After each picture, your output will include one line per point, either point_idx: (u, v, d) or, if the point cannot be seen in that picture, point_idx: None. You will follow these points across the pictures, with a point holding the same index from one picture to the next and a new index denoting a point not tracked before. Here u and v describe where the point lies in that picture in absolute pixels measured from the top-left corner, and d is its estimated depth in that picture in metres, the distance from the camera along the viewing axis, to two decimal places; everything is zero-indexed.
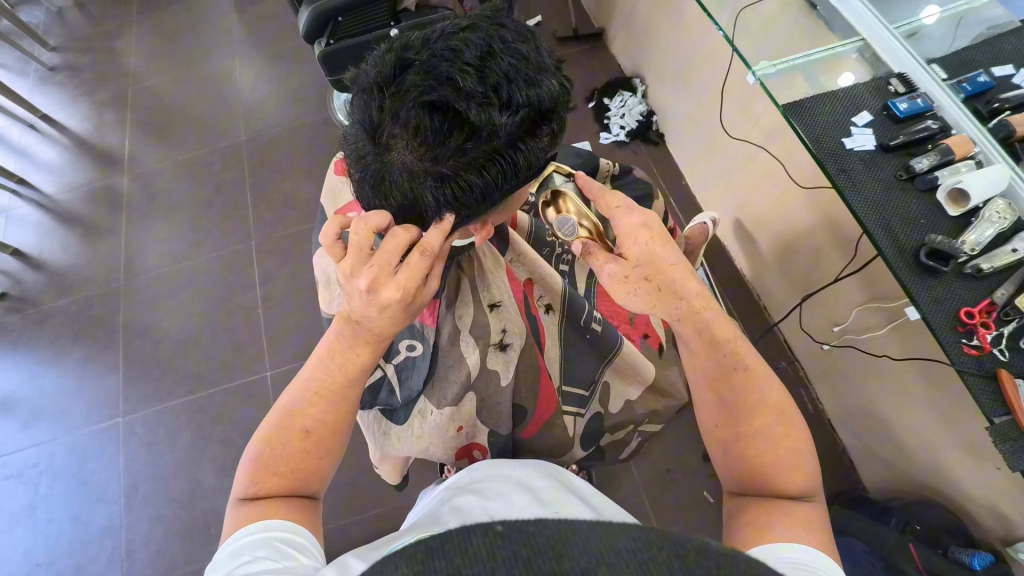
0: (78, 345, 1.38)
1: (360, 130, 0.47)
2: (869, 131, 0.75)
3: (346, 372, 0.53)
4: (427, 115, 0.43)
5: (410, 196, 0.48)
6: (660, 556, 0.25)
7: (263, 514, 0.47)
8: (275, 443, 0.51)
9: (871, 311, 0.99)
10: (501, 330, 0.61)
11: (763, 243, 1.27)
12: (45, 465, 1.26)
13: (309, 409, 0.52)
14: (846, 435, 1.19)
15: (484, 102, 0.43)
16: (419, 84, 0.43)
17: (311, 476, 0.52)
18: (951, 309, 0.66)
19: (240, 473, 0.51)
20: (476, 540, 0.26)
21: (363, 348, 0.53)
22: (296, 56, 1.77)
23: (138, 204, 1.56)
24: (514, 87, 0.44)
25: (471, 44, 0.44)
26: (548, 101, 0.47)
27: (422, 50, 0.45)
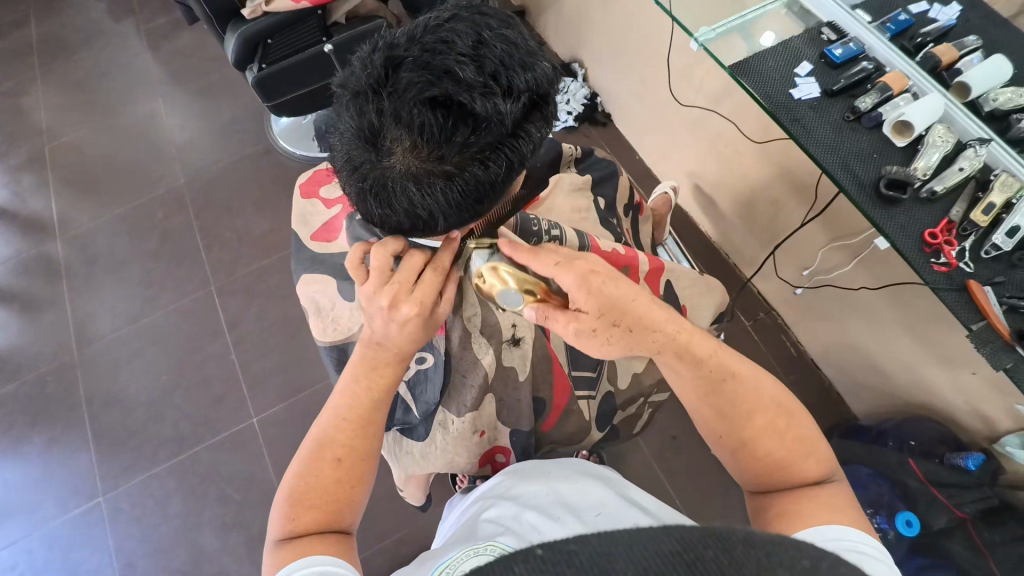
0: (38, 430, 1.27)
1: (352, 136, 0.45)
2: (812, 79, 0.78)
3: (374, 396, 0.52)
4: (431, 112, 0.41)
5: (415, 201, 0.46)
6: (705, 551, 0.24)
7: (305, 550, 0.44)
8: (306, 476, 0.48)
9: (836, 250, 1.04)
10: (512, 325, 0.59)
11: (723, 203, 1.31)
12: (22, 565, 1.16)
13: (336, 437, 0.50)
14: (830, 371, 1.25)
15: (487, 92, 0.42)
16: (416, 80, 0.41)
17: (347, 507, 0.49)
18: (916, 233, 0.71)
19: (273, 511, 0.48)
20: (519, 568, 0.23)
21: (385, 369, 0.52)
22: (224, 88, 1.69)
23: (78, 267, 1.45)
24: (513, 73, 0.44)
25: (461, 34, 0.43)
26: (544, 85, 0.47)
27: (410, 46, 0.43)
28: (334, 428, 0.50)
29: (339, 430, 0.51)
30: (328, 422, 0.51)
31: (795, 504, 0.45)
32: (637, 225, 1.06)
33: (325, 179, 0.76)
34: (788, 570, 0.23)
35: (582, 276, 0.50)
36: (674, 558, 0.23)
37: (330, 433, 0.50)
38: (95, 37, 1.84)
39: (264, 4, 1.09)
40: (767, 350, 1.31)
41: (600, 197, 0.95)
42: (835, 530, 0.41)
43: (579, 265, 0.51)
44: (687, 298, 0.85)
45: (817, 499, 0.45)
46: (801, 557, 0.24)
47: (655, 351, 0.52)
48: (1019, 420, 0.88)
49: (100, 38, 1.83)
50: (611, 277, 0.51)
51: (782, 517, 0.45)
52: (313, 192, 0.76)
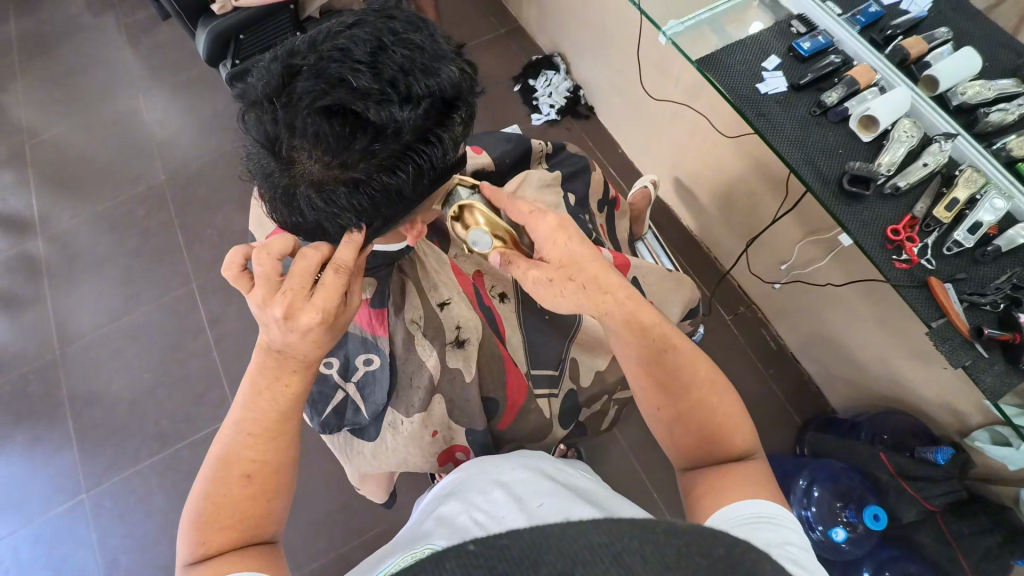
0: (22, 429, 1.28)
1: (259, 146, 0.46)
2: (780, 73, 0.77)
3: (277, 405, 0.50)
4: (325, 122, 0.42)
5: (322, 209, 0.46)
6: (631, 542, 0.24)
7: (222, 569, 0.44)
8: (215, 496, 0.47)
9: (813, 244, 1.04)
10: (455, 327, 0.59)
11: (703, 197, 1.30)
12: (8, 562, 1.17)
13: (244, 452, 0.49)
14: (809, 365, 1.25)
15: (384, 99, 0.42)
16: (310, 89, 0.42)
17: (263, 520, 0.49)
18: (879, 230, 0.70)
19: (181, 533, 0.47)
20: (450, 564, 0.23)
21: (292, 376, 0.50)
22: (205, 84, 1.68)
23: (59, 266, 1.45)
24: (411, 78, 0.43)
25: (359, 40, 0.43)
26: (451, 87, 0.46)
27: (309, 54, 0.44)
28: (239, 445, 0.49)
29: (247, 446, 0.49)
30: (229, 440, 0.49)
31: (720, 479, 0.47)
32: (612, 221, 1.05)
33: None
34: (707, 555, 0.24)
35: (550, 229, 0.54)
36: (601, 548, 0.23)
37: (237, 450, 0.49)
38: (73, 32, 1.82)
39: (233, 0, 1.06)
40: (747, 344, 1.31)
41: (570, 193, 0.94)
42: (750, 505, 0.43)
43: (548, 218, 0.54)
44: (654, 295, 0.84)
45: (738, 475, 0.47)
46: (718, 543, 0.25)
47: (605, 315, 0.52)
48: (989, 415, 0.88)
49: (78, 32, 1.82)
50: (579, 237, 0.54)
51: (708, 492, 0.47)
52: None
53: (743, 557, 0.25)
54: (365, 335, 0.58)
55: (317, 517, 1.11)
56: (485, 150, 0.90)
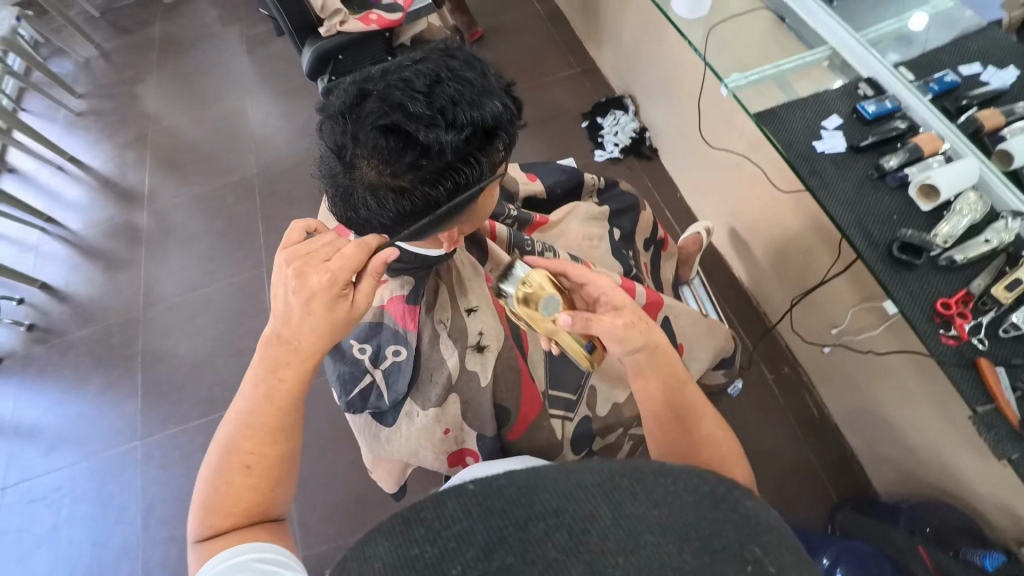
0: (99, 373, 1.45)
1: (329, 152, 0.53)
2: (839, 134, 0.77)
3: (275, 398, 0.52)
4: (382, 138, 0.48)
5: (373, 209, 0.52)
6: (620, 482, 0.25)
7: (227, 550, 0.47)
8: (219, 484, 0.50)
9: (866, 310, 1.01)
10: (478, 332, 0.63)
11: (757, 249, 1.28)
12: (66, 489, 1.32)
13: (244, 445, 0.51)
14: (853, 439, 1.18)
15: (433, 123, 0.48)
16: (374, 110, 0.48)
17: (268, 502, 0.52)
18: (928, 301, 0.67)
19: (194, 514, 0.51)
20: (453, 503, 0.25)
21: (287, 368, 0.52)
22: (304, 93, 1.88)
23: (156, 236, 1.65)
24: (458, 109, 0.49)
25: (420, 73, 0.50)
26: (493, 119, 0.51)
27: (379, 80, 0.51)
28: (239, 437, 0.51)
29: (246, 439, 0.51)
30: (230, 432, 0.51)
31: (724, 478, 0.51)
32: (656, 260, 1.06)
33: None
34: (697, 493, 0.25)
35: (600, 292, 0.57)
36: (593, 488, 0.25)
37: (238, 442, 0.51)
38: (205, 39, 2.09)
39: (338, 25, 1.18)
40: (787, 407, 1.25)
41: (616, 227, 0.96)
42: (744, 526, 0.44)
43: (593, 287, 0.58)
44: (687, 337, 0.83)
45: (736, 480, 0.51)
46: (706, 481, 0.26)
47: (646, 342, 0.54)
48: None
49: (208, 39, 2.09)
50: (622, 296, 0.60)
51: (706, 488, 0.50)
52: None
53: (730, 496, 0.26)
54: (397, 328, 0.62)
55: (333, 502, 1.16)
56: (539, 178, 0.94)
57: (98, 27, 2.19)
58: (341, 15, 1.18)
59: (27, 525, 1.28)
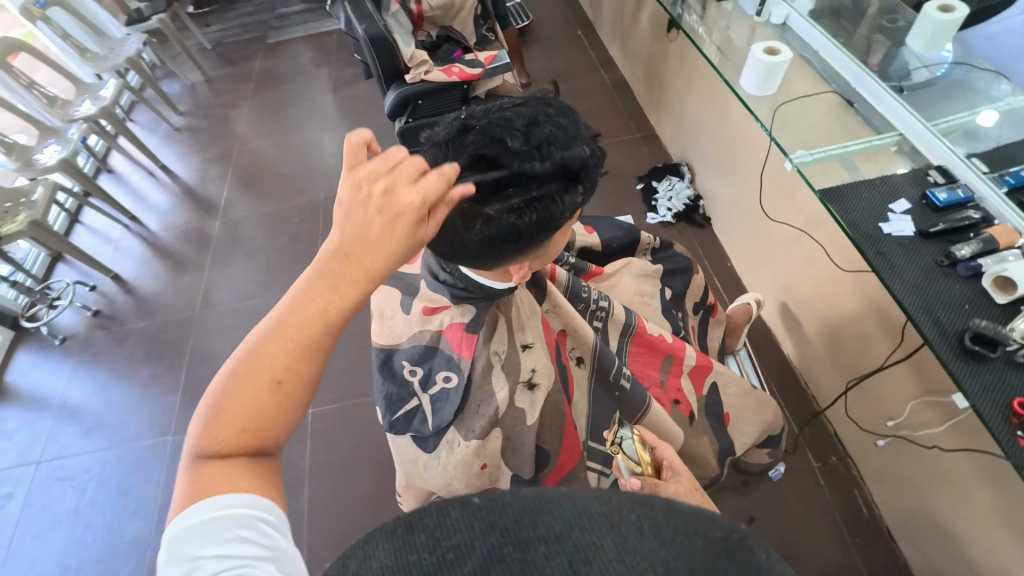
0: (148, 365, 1.52)
1: (422, 180, 0.56)
2: (907, 218, 0.77)
3: (326, 316, 0.40)
4: (479, 165, 0.51)
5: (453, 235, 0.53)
6: (630, 513, 0.20)
7: (215, 485, 0.37)
8: (229, 399, 0.39)
9: (928, 405, 0.95)
10: (530, 370, 0.60)
11: (809, 328, 1.24)
12: (94, 472, 1.35)
13: (273, 359, 0.40)
14: (906, 546, 1.08)
15: (528, 155, 0.51)
16: (476, 142, 0.52)
17: (275, 439, 0.40)
18: (1002, 400, 0.62)
19: (191, 422, 0.40)
20: (454, 515, 0.21)
21: (349, 286, 0.40)
22: (378, 132, 2.02)
23: (223, 244, 1.76)
24: (552, 149, 0.52)
25: (520, 115, 0.54)
26: (580, 163, 0.54)
27: (482, 117, 0.55)
28: (268, 346, 0.39)
29: (274, 352, 0.40)
30: (261, 336, 0.40)
31: None
32: (703, 326, 1.05)
33: None
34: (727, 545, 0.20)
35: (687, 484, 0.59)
36: (597, 516, 0.20)
37: (267, 352, 0.40)
38: (297, 76, 2.31)
39: (423, 74, 1.29)
40: (833, 502, 1.16)
41: (668, 287, 0.97)
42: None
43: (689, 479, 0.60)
44: (735, 407, 0.80)
45: None
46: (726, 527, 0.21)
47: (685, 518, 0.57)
48: None
49: (300, 76, 2.30)
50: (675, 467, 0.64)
51: None
52: None
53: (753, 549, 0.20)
54: (452, 354, 0.60)
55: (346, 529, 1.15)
56: (596, 231, 0.97)
57: (208, 57, 2.47)
58: (426, 66, 1.29)
59: (51, 503, 1.31)
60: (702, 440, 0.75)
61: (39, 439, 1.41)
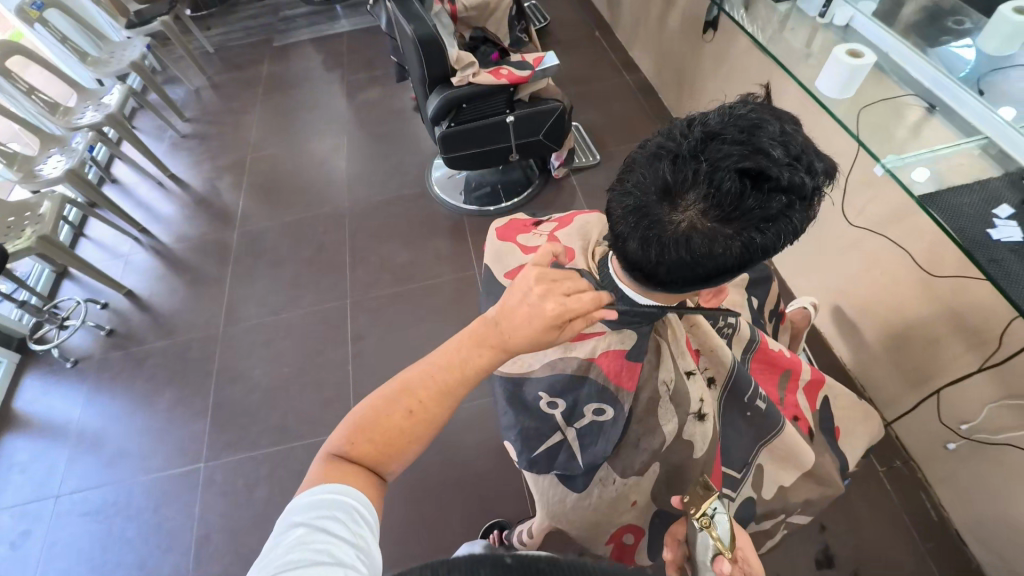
0: (172, 387, 1.43)
1: (645, 193, 0.47)
2: (1013, 224, 0.76)
3: (467, 371, 0.50)
4: (746, 182, 0.44)
5: (689, 259, 0.47)
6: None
7: (340, 475, 0.46)
8: (380, 411, 0.48)
9: (1009, 409, 0.93)
10: (699, 400, 0.58)
11: (868, 332, 1.23)
12: (120, 505, 1.26)
13: (421, 389, 0.49)
14: (980, 551, 1.06)
15: (796, 170, 0.44)
16: (735, 151, 0.43)
17: (396, 462, 0.49)
18: None
19: (345, 422, 0.49)
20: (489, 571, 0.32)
21: (487, 351, 0.50)
22: (400, 137, 1.96)
23: (243, 257, 1.68)
24: (813, 156, 0.46)
25: (768, 115, 0.46)
26: (828, 169, 0.49)
27: (720, 118, 0.46)
28: (420, 377, 0.49)
29: (422, 387, 0.49)
30: (417, 368, 0.50)
31: None
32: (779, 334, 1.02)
33: (520, 228, 0.77)
34: None
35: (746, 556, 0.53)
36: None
37: (416, 382, 0.49)
38: (308, 80, 2.23)
39: (471, 76, 1.24)
40: (902, 508, 1.15)
41: (753, 296, 0.94)
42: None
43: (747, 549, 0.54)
44: (842, 421, 0.78)
45: None
46: None
47: None
48: None
49: (312, 81, 2.22)
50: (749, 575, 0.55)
51: None
52: (509, 236, 0.77)
53: None
54: (608, 385, 0.57)
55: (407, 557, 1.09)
56: None
57: (212, 62, 2.37)
58: (474, 68, 1.24)
59: (73, 540, 1.21)
60: (822, 456, 0.72)
61: (56, 471, 1.31)
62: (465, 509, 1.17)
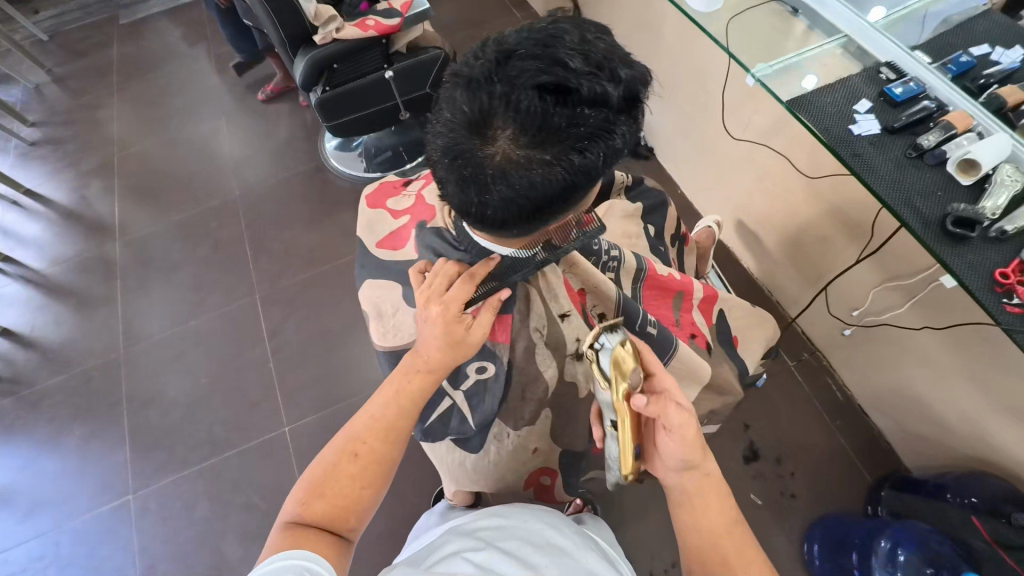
0: (79, 423, 1.31)
1: (453, 128, 0.44)
2: (872, 116, 0.73)
3: (401, 404, 0.56)
4: (545, 99, 0.42)
5: (508, 194, 0.44)
6: None
7: (299, 540, 0.48)
8: (330, 468, 0.54)
9: (890, 290, 1.00)
10: (577, 340, 0.62)
11: (767, 239, 1.29)
12: (49, 557, 1.17)
13: (366, 436, 0.55)
14: (879, 418, 1.19)
15: (597, 77, 0.43)
16: (529, 67, 0.42)
17: (351, 515, 0.53)
18: (985, 272, 0.64)
19: (297, 491, 0.53)
20: None
21: (418, 377, 0.56)
22: (285, 110, 1.80)
23: (133, 269, 1.52)
24: (618, 64, 0.45)
25: (568, 28, 0.45)
26: (642, 81, 0.48)
27: (517, 37, 0.45)
28: (366, 427, 0.55)
29: (370, 434, 0.55)
30: (358, 420, 0.57)
31: None
32: (682, 256, 1.05)
33: (390, 192, 0.85)
34: None
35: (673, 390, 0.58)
36: None
37: (362, 431, 0.55)
38: (169, 58, 1.98)
39: (335, 32, 1.13)
40: (812, 393, 1.26)
41: (649, 224, 0.96)
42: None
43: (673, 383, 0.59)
44: (738, 329, 0.82)
45: None
46: None
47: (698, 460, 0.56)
48: None
49: (173, 59, 1.97)
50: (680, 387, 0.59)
51: None
52: (381, 205, 0.85)
53: None
54: (485, 342, 0.61)
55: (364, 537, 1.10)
56: None
57: (49, 52, 2.05)
58: (336, 22, 1.13)
59: None
60: (720, 366, 0.76)
61: None
62: (416, 480, 1.18)
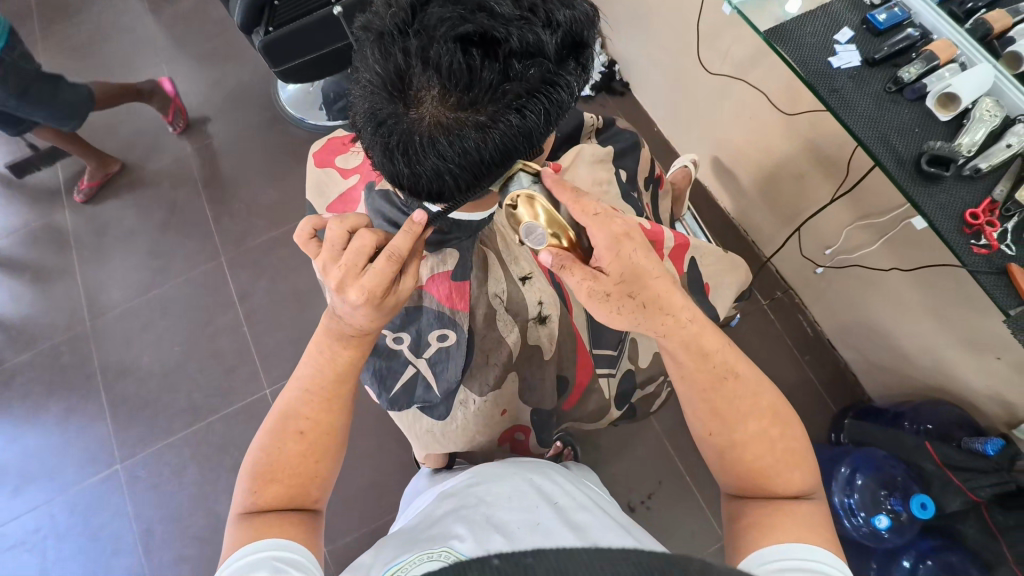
0: (56, 399, 1.29)
1: (377, 91, 0.44)
2: (853, 47, 0.67)
3: (334, 370, 0.58)
4: (468, 52, 0.41)
5: (439, 158, 0.44)
6: None
7: (267, 526, 0.51)
8: (275, 450, 0.55)
9: (861, 228, 1.00)
10: (539, 303, 0.71)
11: (744, 178, 1.27)
12: (46, 528, 1.19)
13: (303, 411, 0.57)
14: (845, 351, 1.23)
15: (525, 24, 0.42)
16: (448, 18, 0.41)
17: (310, 489, 0.56)
18: (954, 213, 0.62)
19: (244, 480, 0.55)
20: None
21: (348, 346, 0.58)
22: (232, 54, 1.65)
23: (88, 237, 1.45)
24: (552, 7, 0.44)
25: None
26: (585, 23, 0.46)
27: None
28: (301, 402, 0.57)
29: (310, 408, 0.57)
30: (292, 398, 0.57)
31: (772, 517, 0.50)
32: (657, 200, 1.02)
33: (338, 149, 0.82)
34: None
35: (613, 237, 0.54)
36: None
37: (298, 407, 0.57)
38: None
39: None
40: (783, 330, 1.29)
41: (621, 169, 0.92)
42: (804, 548, 0.47)
43: (615, 226, 0.54)
44: (709, 276, 0.81)
45: (792, 514, 0.50)
46: None
47: (666, 333, 0.56)
48: None
49: None
50: (639, 247, 0.55)
51: (753, 530, 0.50)
52: (328, 162, 0.82)
53: None
54: (445, 311, 0.66)
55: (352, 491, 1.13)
56: None
57: None
58: None
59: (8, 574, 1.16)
60: None
61: None
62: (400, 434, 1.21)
